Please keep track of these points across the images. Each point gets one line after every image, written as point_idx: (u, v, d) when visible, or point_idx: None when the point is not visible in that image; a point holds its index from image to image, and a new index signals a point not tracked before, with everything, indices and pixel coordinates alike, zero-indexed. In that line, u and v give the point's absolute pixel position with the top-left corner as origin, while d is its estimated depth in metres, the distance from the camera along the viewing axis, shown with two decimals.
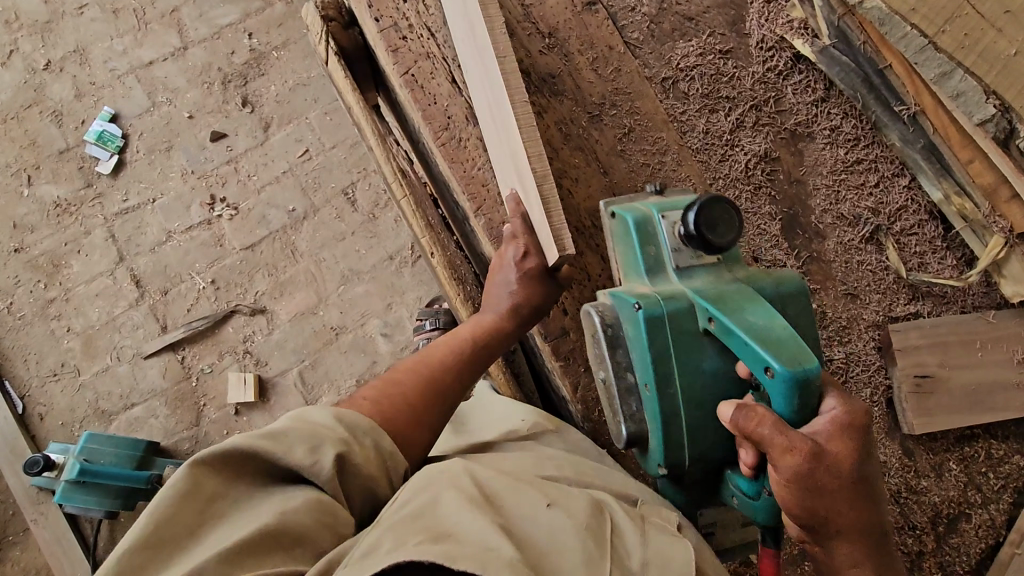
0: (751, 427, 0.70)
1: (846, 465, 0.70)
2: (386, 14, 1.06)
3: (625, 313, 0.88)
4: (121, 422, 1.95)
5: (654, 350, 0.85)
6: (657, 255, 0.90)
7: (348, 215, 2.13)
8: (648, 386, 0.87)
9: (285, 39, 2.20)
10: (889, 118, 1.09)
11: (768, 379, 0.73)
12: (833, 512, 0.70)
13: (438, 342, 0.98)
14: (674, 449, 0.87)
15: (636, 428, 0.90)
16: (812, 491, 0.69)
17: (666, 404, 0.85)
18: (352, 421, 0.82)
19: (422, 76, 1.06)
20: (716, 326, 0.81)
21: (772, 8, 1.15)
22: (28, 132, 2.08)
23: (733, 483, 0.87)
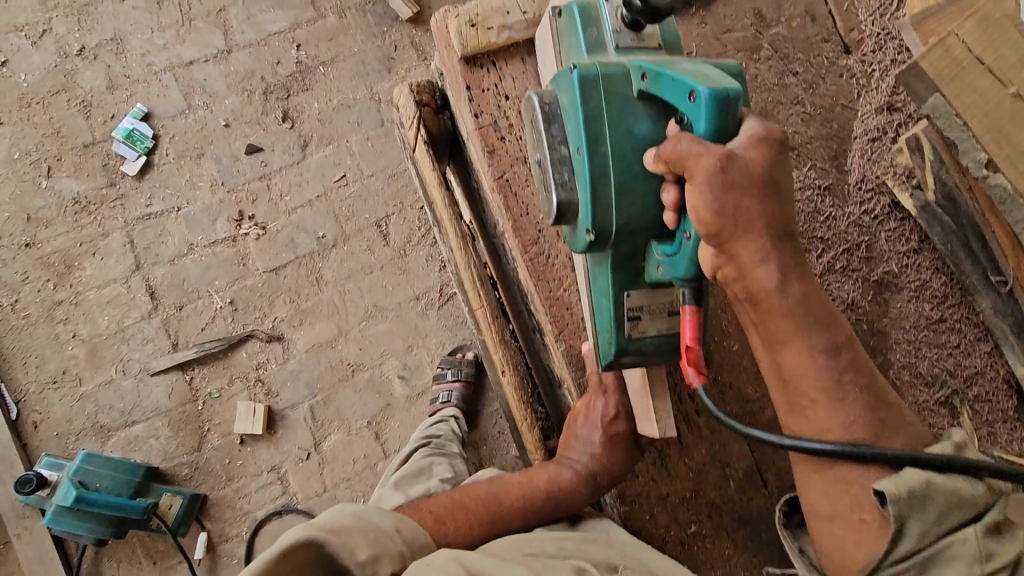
0: (670, 147, 0.68)
1: (756, 167, 0.68)
2: (487, 110, 1.00)
3: (563, 82, 0.80)
4: (120, 439, 1.87)
5: (586, 108, 0.76)
6: (599, 36, 0.82)
7: (378, 247, 2.04)
8: (578, 152, 0.77)
9: (334, 55, 2.09)
10: (982, 286, 1.05)
11: (690, 106, 0.68)
12: (743, 217, 0.68)
13: (513, 479, 1.00)
14: (602, 212, 0.77)
15: (567, 198, 0.81)
16: (723, 194, 0.67)
17: (596, 166, 0.76)
18: (410, 534, 0.86)
19: (516, 181, 1.00)
20: (647, 83, 0.74)
21: (876, 147, 1.12)
22: (53, 120, 1.96)
23: (655, 251, 0.79)
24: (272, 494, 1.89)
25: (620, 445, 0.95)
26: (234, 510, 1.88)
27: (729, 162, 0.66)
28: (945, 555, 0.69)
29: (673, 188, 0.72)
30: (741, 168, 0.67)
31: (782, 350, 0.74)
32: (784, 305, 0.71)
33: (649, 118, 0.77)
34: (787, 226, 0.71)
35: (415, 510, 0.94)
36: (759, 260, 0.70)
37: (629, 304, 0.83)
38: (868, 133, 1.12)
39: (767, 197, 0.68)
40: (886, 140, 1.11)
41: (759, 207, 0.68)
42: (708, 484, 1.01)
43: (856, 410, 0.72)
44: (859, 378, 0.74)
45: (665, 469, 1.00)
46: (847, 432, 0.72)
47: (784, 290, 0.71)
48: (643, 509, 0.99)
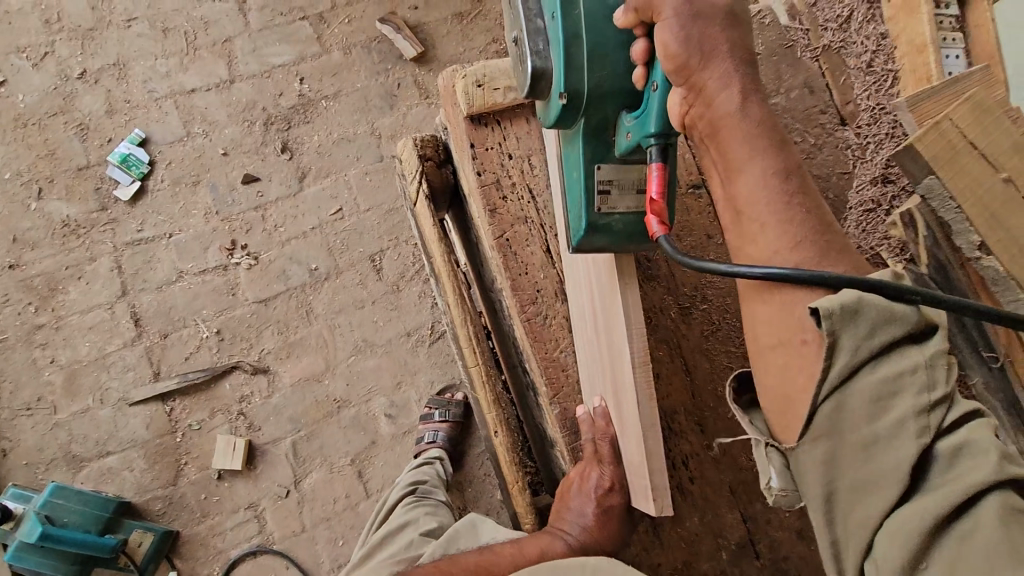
0: None
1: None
2: (491, 168, 1.01)
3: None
4: (92, 471, 1.81)
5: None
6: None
7: (371, 281, 2.02)
8: (551, 18, 0.73)
9: (337, 89, 2.11)
10: (975, 361, 1.07)
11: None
12: (708, 43, 0.62)
13: (505, 551, 0.94)
14: (575, 73, 0.72)
15: (540, 67, 0.77)
16: (691, 24, 0.62)
17: (569, 26, 0.71)
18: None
19: (517, 241, 1.00)
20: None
21: (871, 218, 1.14)
22: (48, 141, 1.95)
23: (627, 117, 0.73)
24: (248, 533, 1.84)
25: (614, 518, 0.90)
26: (207, 548, 1.81)
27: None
28: (898, 385, 0.54)
29: (643, 43, 0.68)
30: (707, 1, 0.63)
31: (739, 179, 0.62)
32: (741, 126, 0.62)
33: None
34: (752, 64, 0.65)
35: None
36: (720, 83, 0.62)
37: (599, 176, 0.77)
38: (863, 204, 1.15)
39: (732, 30, 0.63)
40: (881, 213, 1.14)
41: (721, 32, 0.63)
42: (700, 556, 0.99)
43: (816, 246, 0.59)
44: (814, 209, 0.61)
45: (657, 539, 0.99)
46: (796, 257, 0.59)
47: (743, 113, 0.62)
48: None
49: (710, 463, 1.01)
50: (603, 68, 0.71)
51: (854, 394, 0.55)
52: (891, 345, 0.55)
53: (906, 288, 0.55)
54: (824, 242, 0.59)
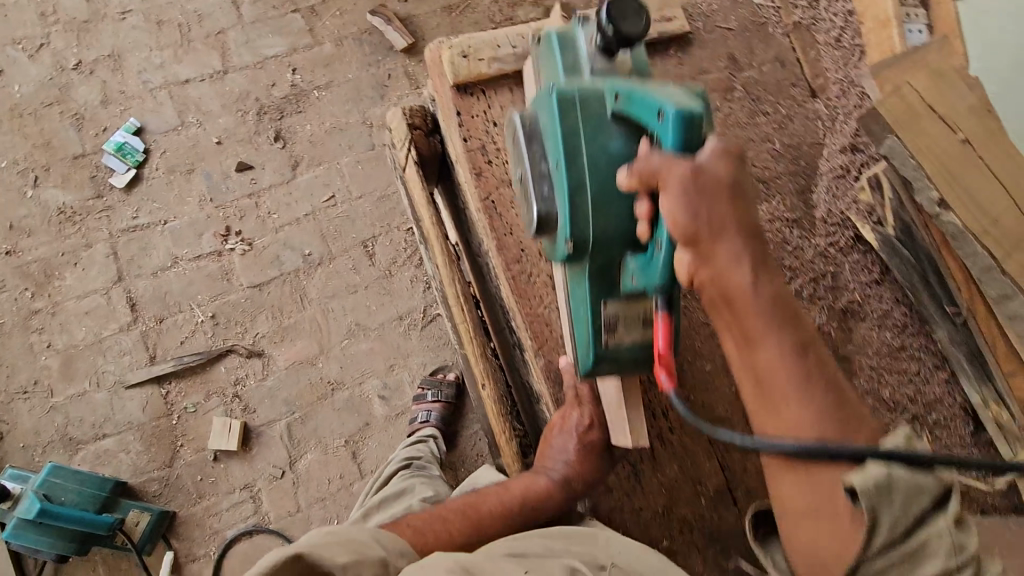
0: (643, 165, 0.72)
1: (725, 168, 0.69)
2: (476, 135, 1.06)
3: (542, 101, 0.85)
4: (89, 453, 1.83)
5: (563, 126, 0.81)
6: (575, 62, 0.89)
7: (364, 266, 2.06)
8: (556, 165, 0.81)
9: (329, 80, 2.15)
10: (940, 317, 1.11)
11: (659, 123, 0.71)
12: (717, 219, 0.69)
13: (489, 491, 1.01)
14: (579, 224, 0.81)
15: (545, 208, 0.85)
16: (696, 199, 0.68)
17: (573, 175, 0.81)
18: (393, 547, 0.87)
19: (502, 203, 1.04)
20: (619, 103, 0.78)
21: (841, 185, 1.19)
22: (44, 131, 1.98)
23: (631, 260, 0.82)
24: (243, 513, 1.86)
25: (593, 453, 0.98)
26: (203, 528, 1.83)
27: (701, 173, 0.68)
28: (926, 547, 0.64)
29: (646, 201, 0.76)
30: (711, 177, 0.68)
31: (759, 351, 0.71)
32: (754, 301, 0.70)
33: (622, 137, 0.81)
34: (755, 227, 0.71)
35: (397, 525, 0.96)
36: (733, 260, 0.70)
37: (607, 313, 0.86)
38: (833, 171, 1.19)
39: (738, 205, 0.70)
40: (850, 179, 1.18)
41: (730, 208, 0.69)
42: (680, 501, 1.03)
43: (835, 418, 0.68)
44: (825, 374, 0.70)
45: (638, 484, 1.03)
46: (816, 429, 0.68)
47: (757, 291, 0.70)
48: (616, 526, 1.01)
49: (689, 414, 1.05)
50: (606, 216, 0.80)
51: (886, 550, 0.64)
52: (920, 513, 0.65)
53: (928, 459, 0.64)
54: (837, 405, 0.69)
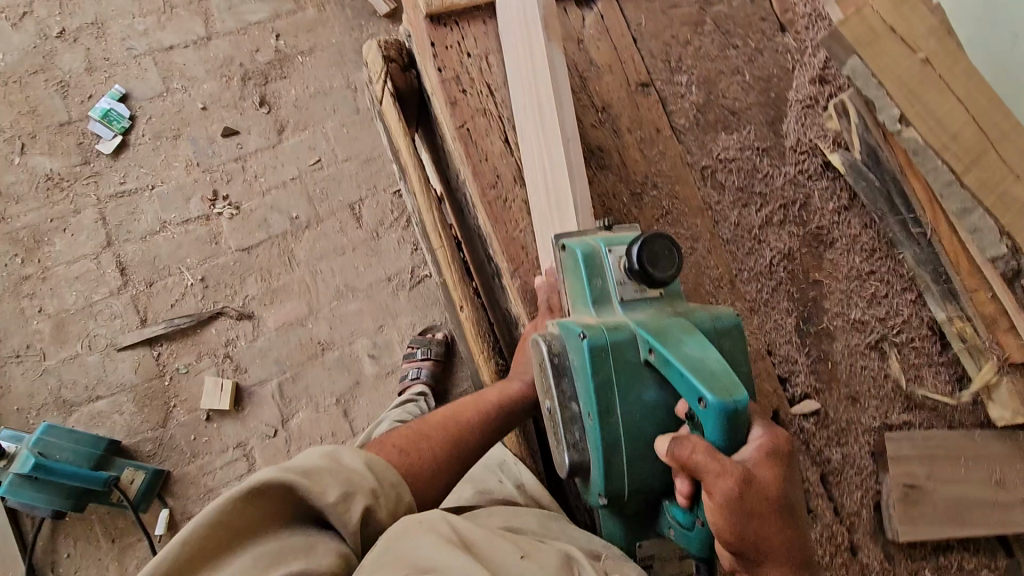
0: (685, 458, 0.69)
1: (772, 486, 0.67)
2: (450, 65, 1.08)
3: (572, 344, 0.83)
4: (83, 414, 1.86)
5: (596, 380, 0.78)
6: (604, 287, 0.86)
7: (351, 229, 2.08)
8: (589, 417, 0.80)
9: (313, 45, 2.17)
10: (905, 237, 1.15)
11: (701, 410, 0.69)
12: (766, 542, 0.67)
13: (466, 403, 1.04)
14: (614, 480, 0.81)
15: (578, 457, 0.84)
16: (743, 518, 0.66)
17: (608, 436, 0.79)
18: (385, 475, 0.88)
19: (476, 131, 1.07)
20: (654, 359, 0.77)
21: (810, 114, 1.21)
22: (29, 99, 1.99)
23: (669, 514, 0.82)
24: (237, 470, 1.89)
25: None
26: (198, 486, 1.86)
27: (747, 488, 0.65)
28: None
29: (685, 480, 0.72)
30: (756, 490, 0.66)
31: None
32: None
33: (655, 385, 0.80)
34: (803, 550, 0.70)
35: (379, 446, 0.94)
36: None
37: (643, 553, 0.90)
38: (802, 101, 1.22)
39: (785, 523, 0.67)
40: (818, 108, 1.21)
41: (776, 531, 0.67)
42: None
43: None
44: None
45: None
46: None
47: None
48: None
49: None
50: (644, 476, 0.80)
51: None
52: None
53: None
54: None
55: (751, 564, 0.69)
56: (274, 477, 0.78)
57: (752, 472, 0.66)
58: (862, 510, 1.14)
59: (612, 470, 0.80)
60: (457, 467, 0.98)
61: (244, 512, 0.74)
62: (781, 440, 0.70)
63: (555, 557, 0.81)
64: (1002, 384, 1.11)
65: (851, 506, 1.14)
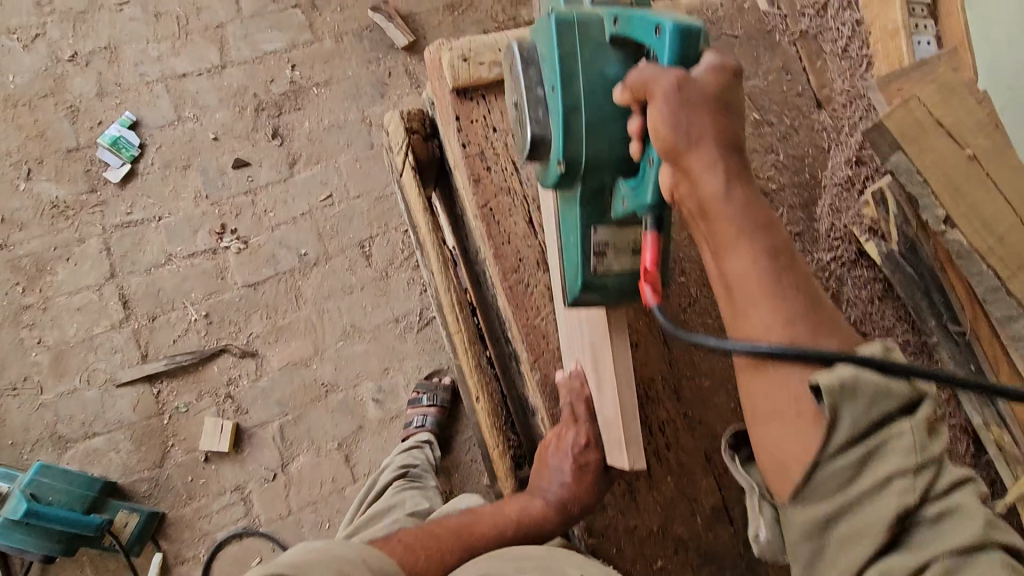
0: (635, 76, 0.67)
1: (711, 84, 0.65)
2: (475, 140, 1.03)
3: (540, 29, 0.78)
4: (78, 452, 1.81)
5: (561, 51, 0.74)
6: None
7: (360, 267, 2.04)
8: (552, 92, 0.76)
9: (328, 77, 2.13)
10: (942, 337, 1.10)
11: (657, 40, 0.67)
12: (698, 131, 0.64)
13: (484, 510, 0.96)
14: (573, 143, 0.75)
15: (539, 133, 0.79)
16: (675, 104, 0.64)
17: (569, 100, 0.74)
18: (377, 562, 0.80)
19: (500, 211, 1.02)
20: (619, 27, 0.72)
21: (845, 200, 1.17)
22: (38, 122, 1.95)
23: (623, 184, 0.77)
24: (234, 515, 1.84)
25: (594, 477, 0.93)
26: (193, 530, 1.81)
27: (685, 83, 0.64)
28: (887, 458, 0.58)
29: (638, 117, 0.70)
30: (693, 86, 0.65)
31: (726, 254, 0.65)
32: (727, 212, 0.64)
33: (618, 63, 0.75)
34: (739, 145, 0.67)
35: (387, 539, 0.89)
36: (709, 168, 0.64)
37: (597, 238, 0.82)
38: (839, 184, 1.17)
39: (719, 111, 0.65)
40: (855, 194, 1.16)
41: (709, 116, 0.65)
42: (676, 519, 1.00)
43: (799, 316, 0.62)
44: (801, 276, 0.65)
45: (633, 503, 0.99)
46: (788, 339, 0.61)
47: (732, 197, 0.64)
48: (611, 543, 0.97)
49: (686, 431, 1.03)
50: (601, 139, 0.74)
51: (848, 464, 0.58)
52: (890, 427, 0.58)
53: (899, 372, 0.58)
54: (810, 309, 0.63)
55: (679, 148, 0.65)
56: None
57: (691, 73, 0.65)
58: None
59: (571, 133, 0.75)
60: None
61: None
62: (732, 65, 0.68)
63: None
64: None
65: None
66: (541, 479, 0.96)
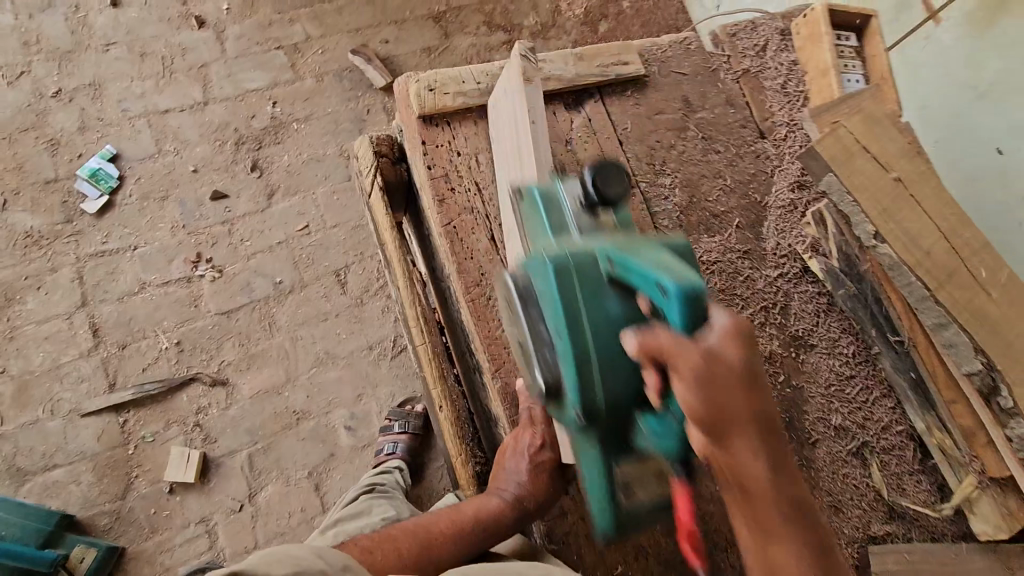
0: (650, 341, 0.69)
1: (738, 365, 0.67)
2: (440, 163, 1.10)
3: (535, 269, 0.81)
4: (36, 484, 1.76)
5: (563, 297, 0.78)
6: (560, 219, 0.88)
7: (335, 295, 2.07)
8: (558, 338, 0.79)
9: (308, 113, 2.21)
10: (883, 345, 1.17)
11: (662, 299, 0.68)
12: (729, 412, 0.67)
13: (442, 511, 0.96)
14: (590, 393, 0.79)
15: (553, 377, 0.84)
16: (705, 391, 0.66)
17: (579, 348, 0.78)
18: (335, 559, 0.80)
19: (463, 229, 1.08)
20: (616, 269, 0.77)
21: (789, 220, 1.25)
22: (17, 155, 1.98)
23: (644, 424, 0.81)
24: (197, 549, 1.79)
25: (546, 473, 0.95)
26: (153, 566, 1.75)
27: (712, 361, 0.65)
28: None
29: (654, 372, 0.72)
30: (723, 366, 0.66)
31: (769, 535, 0.70)
32: (769, 494, 0.69)
33: (618, 299, 0.79)
34: (771, 420, 0.70)
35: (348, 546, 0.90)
36: (749, 454, 0.68)
37: (622, 474, 0.87)
38: (783, 206, 1.26)
39: (749, 389, 0.68)
40: (797, 215, 1.25)
41: (744, 401, 0.67)
42: None
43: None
44: (828, 546, 0.71)
45: (593, 509, 1.01)
46: None
47: (773, 480, 0.69)
48: (572, 549, 0.99)
49: None
50: (616, 382, 0.79)
51: None
52: None
53: None
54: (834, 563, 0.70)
55: (722, 438, 0.67)
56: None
57: (716, 350, 0.66)
58: None
59: (585, 385, 0.79)
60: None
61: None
62: (746, 324, 0.69)
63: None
64: (984, 497, 1.11)
65: None
66: (497, 483, 0.97)
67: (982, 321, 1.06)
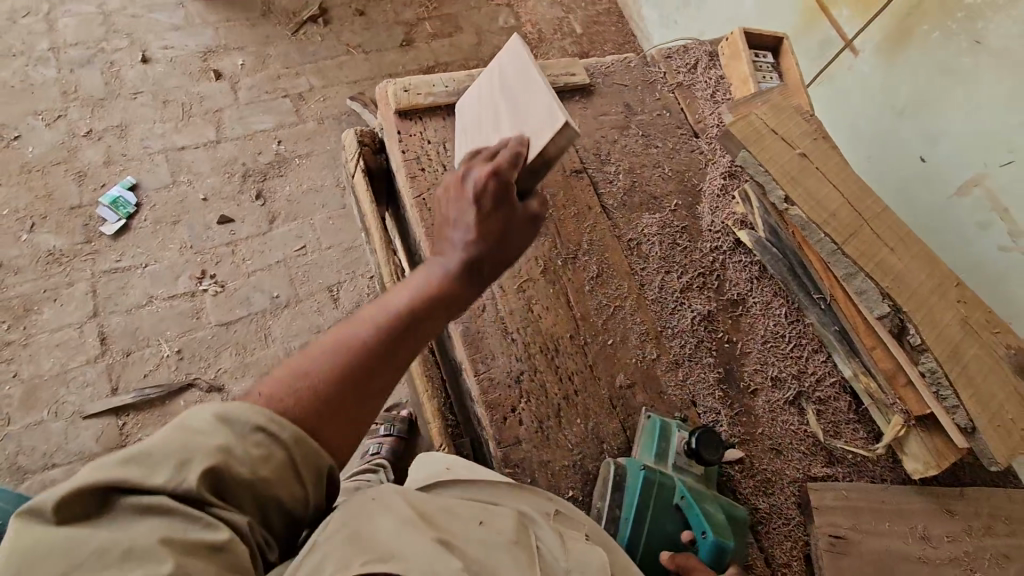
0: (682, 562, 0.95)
1: None
2: (412, 148, 1.30)
3: (631, 467, 1.09)
4: (34, 482, 1.83)
5: (640, 498, 1.06)
6: (666, 448, 1.13)
7: (328, 309, 2.22)
8: (625, 520, 1.06)
9: (310, 151, 2.47)
10: (809, 302, 1.32)
11: (702, 539, 1.02)
12: None
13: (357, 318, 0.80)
14: None
15: None
16: None
17: (633, 536, 1.05)
18: (238, 422, 0.68)
19: (431, 201, 1.25)
20: (684, 503, 1.06)
21: (721, 201, 1.43)
22: (48, 186, 2.22)
23: None
24: None
25: (493, 213, 0.91)
26: None
27: None
28: None
29: None
30: None
31: None
32: None
33: (677, 522, 1.07)
34: None
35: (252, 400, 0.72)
36: None
37: None
38: (716, 189, 1.44)
39: None
40: (728, 197, 1.43)
41: None
42: (586, 457, 1.14)
43: None
44: None
45: (546, 438, 1.14)
46: None
47: None
48: (526, 473, 1.10)
49: (592, 379, 1.20)
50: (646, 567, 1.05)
51: None
52: None
53: None
54: None
55: None
56: (81, 484, 0.60)
57: None
58: (791, 560, 1.17)
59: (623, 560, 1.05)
60: (372, 369, 0.77)
61: (67, 533, 0.57)
62: None
63: (512, 520, 0.80)
64: (911, 437, 1.20)
65: (781, 556, 1.17)
66: (442, 249, 0.90)
67: (887, 270, 1.19)
